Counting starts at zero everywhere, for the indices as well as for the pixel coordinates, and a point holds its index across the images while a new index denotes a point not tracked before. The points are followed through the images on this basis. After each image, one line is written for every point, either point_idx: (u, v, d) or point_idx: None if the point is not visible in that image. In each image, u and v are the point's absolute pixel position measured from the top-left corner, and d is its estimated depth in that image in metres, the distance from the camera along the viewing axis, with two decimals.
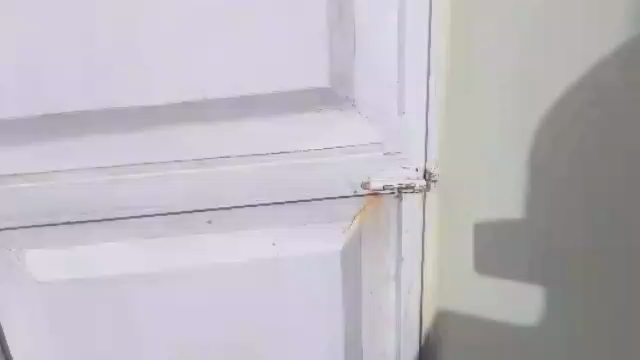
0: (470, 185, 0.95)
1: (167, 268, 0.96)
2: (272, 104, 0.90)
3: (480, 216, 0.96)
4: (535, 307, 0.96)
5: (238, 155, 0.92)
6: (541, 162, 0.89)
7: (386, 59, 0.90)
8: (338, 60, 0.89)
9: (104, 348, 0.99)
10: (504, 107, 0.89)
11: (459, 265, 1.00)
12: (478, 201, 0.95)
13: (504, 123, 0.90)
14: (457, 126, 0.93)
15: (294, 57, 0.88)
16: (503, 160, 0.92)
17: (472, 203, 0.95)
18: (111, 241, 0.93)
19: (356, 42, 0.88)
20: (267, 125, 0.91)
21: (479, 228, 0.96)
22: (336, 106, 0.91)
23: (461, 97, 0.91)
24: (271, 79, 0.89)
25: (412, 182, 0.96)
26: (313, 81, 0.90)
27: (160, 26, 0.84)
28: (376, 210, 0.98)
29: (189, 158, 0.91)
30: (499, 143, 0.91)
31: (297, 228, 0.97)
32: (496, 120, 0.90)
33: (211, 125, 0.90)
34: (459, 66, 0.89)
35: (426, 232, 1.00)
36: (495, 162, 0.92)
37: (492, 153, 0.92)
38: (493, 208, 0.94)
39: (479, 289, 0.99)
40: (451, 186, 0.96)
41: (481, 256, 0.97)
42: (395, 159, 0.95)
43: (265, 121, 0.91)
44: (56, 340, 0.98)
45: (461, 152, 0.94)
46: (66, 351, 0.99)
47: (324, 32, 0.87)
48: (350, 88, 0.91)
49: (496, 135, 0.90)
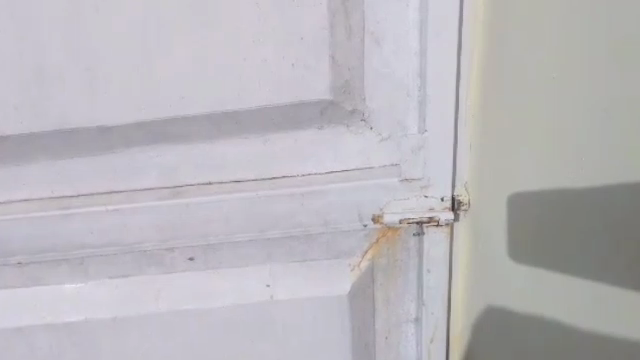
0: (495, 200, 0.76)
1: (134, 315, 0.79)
2: (262, 119, 0.73)
3: (523, 222, 0.75)
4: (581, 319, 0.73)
5: (222, 181, 0.76)
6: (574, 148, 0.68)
7: (405, 62, 0.71)
8: (344, 64, 0.71)
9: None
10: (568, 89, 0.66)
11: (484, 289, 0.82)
12: (529, 210, 0.74)
13: (569, 113, 0.67)
14: (490, 132, 0.75)
15: (286, 61, 0.70)
16: (570, 158, 0.69)
17: (513, 208, 0.75)
18: (78, 285, 0.79)
19: (365, 40, 0.70)
20: (257, 145, 0.74)
21: (520, 236, 0.76)
22: (341, 122, 0.74)
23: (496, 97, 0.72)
24: (259, 90, 0.71)
25: (437, 214, 0.77)
26: (313, 91, 0.72)
27: (116, 28, 0.67)
28: (392, 246, 0.80)
29: (164, 185, 0.75)
30: (561, 136, 0.69)
31: (294, 266, 0.81)
32: (555, 110, 0.68)
33: (187, 145, 0.74)
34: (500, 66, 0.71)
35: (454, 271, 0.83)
36: (550, 161, 0.70)
37: (553, 147, 0.70)
38: (549, 215, 0.72)
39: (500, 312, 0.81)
40: (484, 203, 0.78)
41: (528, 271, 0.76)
42: (415, 187, 0.76)
43: (253, 141, 0.74)
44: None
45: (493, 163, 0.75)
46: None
47: (325, 29, 0.69)
48: (359, 98, 0.73)
49: (558, 127, 0.69)
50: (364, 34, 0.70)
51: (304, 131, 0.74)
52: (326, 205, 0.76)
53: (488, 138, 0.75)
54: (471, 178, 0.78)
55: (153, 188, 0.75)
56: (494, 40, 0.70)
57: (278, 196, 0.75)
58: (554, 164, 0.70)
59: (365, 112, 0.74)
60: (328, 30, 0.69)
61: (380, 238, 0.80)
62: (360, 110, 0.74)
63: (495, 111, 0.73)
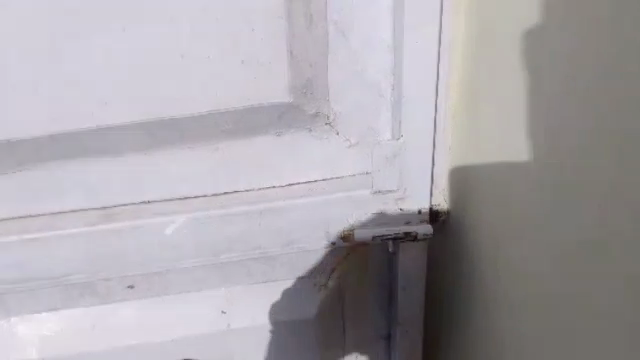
0: (457, 222, 0.68)
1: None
2: (208, 127, 0.61)
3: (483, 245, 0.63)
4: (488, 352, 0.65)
5: (164, 199, 0.65)
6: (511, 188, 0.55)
7: (377, 56, 0.61)
8: (304, 60, 0.59)
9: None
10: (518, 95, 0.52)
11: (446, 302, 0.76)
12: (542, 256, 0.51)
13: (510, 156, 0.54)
14: (462, 148, 0.64)
15: (234, 58, 0.57)
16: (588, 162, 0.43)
17: (484, 230, 0.62)
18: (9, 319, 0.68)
19: (329, 32, 0.59)
20: (205, 155, 0.63)
21: (490, 260, 0.62)
22: (303, 127, 0.63)
23: (469, 112, 0.62)
24: (203, 93, 0.59)
25: (414, 228, 0.67)
26: (270, 92, 0.60)
27: (14, 21, 0.53)
28: (361, 261, 0.72)
29: (92, 206, 0.64)
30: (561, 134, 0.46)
31: (253, 287, 0.72)
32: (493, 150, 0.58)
33: (118, 157, 0.62)
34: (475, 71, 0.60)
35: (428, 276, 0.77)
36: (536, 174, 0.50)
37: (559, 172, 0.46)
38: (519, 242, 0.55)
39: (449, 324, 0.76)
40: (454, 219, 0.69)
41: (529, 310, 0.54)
42: (390, 199, 0.67)
43: (201, 149, 0.63)
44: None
45: (457, 181, 0.66)
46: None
47: (283, 20, 0.57)
48: (323, 100, 0.62)
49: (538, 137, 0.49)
50: (327, 24, 0.58)
51: (259, 138, 0.63)
52: (287, 223, 0.66)
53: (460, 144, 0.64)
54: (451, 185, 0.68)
55: (82, 209, 0.64)
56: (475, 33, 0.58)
57: (232, 216, 0.65)
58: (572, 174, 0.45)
59: (330, 115, 0.63)
60: (284, 20, 0.57)
61: (349, 254, 0.71)
62: (323, 113, 0.63)
63: (465, 117, 0.63)
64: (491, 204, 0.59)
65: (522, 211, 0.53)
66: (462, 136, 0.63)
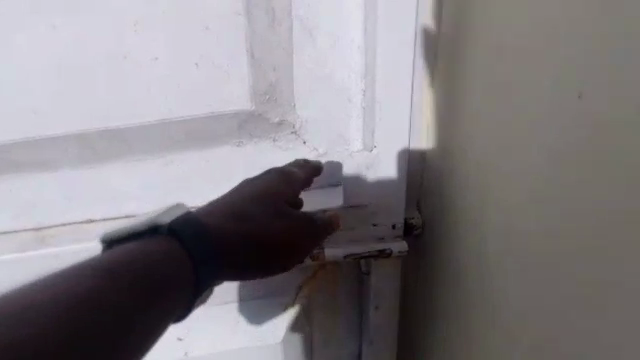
0: (428, 228, 0.64)
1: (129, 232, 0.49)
2: (158, 139, 0.55)
3: (465, 241, 0.54)
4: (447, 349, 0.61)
5: (113, 217, 0.59)
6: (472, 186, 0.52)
7: (348, 58, 0.55)
8: (266, 63, 0.53)
9: (90, 280, 0.39)
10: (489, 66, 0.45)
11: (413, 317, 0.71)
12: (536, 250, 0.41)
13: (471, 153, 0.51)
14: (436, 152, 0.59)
15: (185, 60, 0.50)
16: (583, 102, 0.34)
17: (467, 224, 0.53)
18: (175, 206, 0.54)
19: (293, 32, 0.52)
20: (155, 167, 0.57)
21: (472, 255, 0.53)
22: (267, 137, 0.58)
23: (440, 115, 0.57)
24: (147, 98, 0.51)
25: (388, 245, 0.62)
26: (226, 99, 0.53)
27: None
28: (330, 278, 0.67)
29: (30, 223, 0.58)
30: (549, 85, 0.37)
31: (213, 307, 0.66)
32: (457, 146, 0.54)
33: (56, 171, 0.55)
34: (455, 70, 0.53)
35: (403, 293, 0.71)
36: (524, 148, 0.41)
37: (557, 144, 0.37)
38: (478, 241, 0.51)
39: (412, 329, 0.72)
40: (429, 230, 0.64)
41: (491, 297, 0.49)
42: (361, 213, 0.61)
43: (150, 162, 0.56)
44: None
45: (429, 182, 0.62)
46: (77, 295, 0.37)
47: (239, 20, 0.50)
48: (288, 107, 0.56)
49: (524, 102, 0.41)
50: (292, 22, 0.52)
51: (217, 150, 0.57)
52: None
53: (440, 149, 0.58)
54: (428, 195, 0.63)
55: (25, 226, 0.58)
56: (454, 31, 0.52)
57: None
58: (556, 133, 0.37)
59: (296, 124, 0.58)
60: (242, 16, 0.49)
61: (316, 272, 0.66)
62: (289, 122, 0.57)
63: (444, 115, 0.56)
64: (472, 191, 0.51)
65: (488, 205, 0.48)
66: (442, 138, 0.57)
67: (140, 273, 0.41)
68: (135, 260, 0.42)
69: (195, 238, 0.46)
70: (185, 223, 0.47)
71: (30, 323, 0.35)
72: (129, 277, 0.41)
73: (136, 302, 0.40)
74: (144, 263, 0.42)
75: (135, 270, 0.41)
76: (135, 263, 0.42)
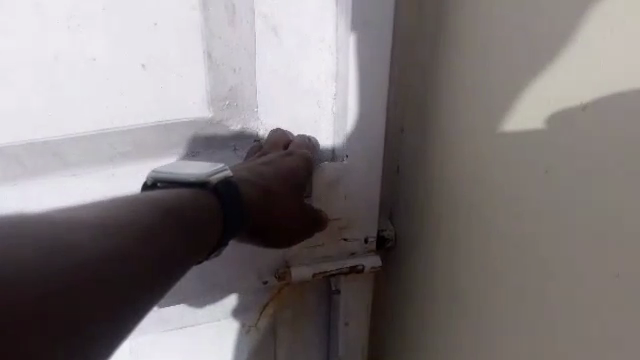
0: (400, 242, 0.59)
1: (183, 181, 0.44)
2: (99, 151, 0.47)
3: (456, 254, 0.49)
4: (421, 348, 0.57)
5: None
6: (457, 188, 0.47)
7: (318, 59, 0.49)
8: (225, 64, 0.46)
9: (145, 209, 0.39)
10: (487, 57, 0.41)
11: (383, 331, 0.67)
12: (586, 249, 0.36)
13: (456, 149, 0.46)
14: (408, 161, 0.54)
15: (130, 62, 0.43)
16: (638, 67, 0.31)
17: (461, 234, 0.47)
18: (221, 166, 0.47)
19: (256, 30, 0.46)
20: (94, 186, 0.48)
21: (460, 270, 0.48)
22: (226, 146, 0.51)
23: (415, 119, 0.52)
24: (88, 106, 0.44)
25: (360, 261, 0.57)
26: (180, 105, 0.46)
27: None
28: (297, 297, 0.61)
29: None
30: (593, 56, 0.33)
31: (166, 334, 0.59)
32: (436, 141, 0.49)
33: None
34: (435, 74, 0.48)
35: (375, 307, 0.67)
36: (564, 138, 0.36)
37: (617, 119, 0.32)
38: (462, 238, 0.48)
39: (379, 342, 0.68)
40: (399, 245, 0.59)
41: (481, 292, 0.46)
42: (331, 228, 0.56)
43: (88, 179, 0.48)
44: (48, 235, 0.33)
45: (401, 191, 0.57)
46: (142, 214, 0.39)
47: (194, 14, 0.43)
48: (249, 113, 0.50)
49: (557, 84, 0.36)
50: (255, 17, 0.46)
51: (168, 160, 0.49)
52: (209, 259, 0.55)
53: (415, 161, 0.53)
54: (402, 207, 0.57)
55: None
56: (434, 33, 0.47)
57: None
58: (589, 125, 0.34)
59: (259, 131, 0.52)
60: (198, 12, 0.43)
61: (281, 292, 0.60)
62: (252, 130, 0.52)
63: (424, 116, 0.50)
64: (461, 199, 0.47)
65: (483, 211, 0.44)
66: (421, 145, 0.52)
67: (180, 222, 0.41)
68: (177, 204, 0.42)
69: (231, 194, 0.46)
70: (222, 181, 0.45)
71: (96, 242, 0.35)
72: (171, 222, 0.40)
73: (167, 248, 0.39)
74: (183, 213, 0.41)
75: (176, 216, 0.41)
76: (176, 209, 0.41)
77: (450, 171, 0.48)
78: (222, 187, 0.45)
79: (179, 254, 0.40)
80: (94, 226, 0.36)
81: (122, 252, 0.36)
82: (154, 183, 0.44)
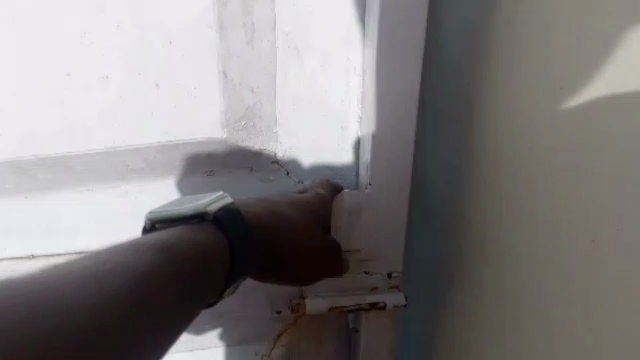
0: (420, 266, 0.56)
1: (177, 215, 0.40)
2: (111, 167, 0.46)
3: (478, 292, 0.45)
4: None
5: (58, 255, 0.49)
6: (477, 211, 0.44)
7: (342, 80, 0.46)
8: (242, 83, 0.44)
9: (148, 250, 0.35)
10: (496, 67, 0.39)
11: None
12: (581, 270, 0.32)
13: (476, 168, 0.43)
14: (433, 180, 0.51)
15: (143, 79, 0.41)
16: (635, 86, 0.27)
17: (480, 263, 0.44)
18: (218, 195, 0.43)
19: (277, 49, 0.44)
20: (108, 200, 0.48)
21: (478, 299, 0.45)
22: (242, 166, 0.49)
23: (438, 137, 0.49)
24: (100, 123, 0.42)
25: (382, 297, 0.53)
26: (193, 122, 0.44)
27: None
28: (313, 329, 0.58)
29: None
30: (570, 45, 0.31)
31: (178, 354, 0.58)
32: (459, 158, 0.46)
33: None
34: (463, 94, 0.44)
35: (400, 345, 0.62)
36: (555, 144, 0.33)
37: (599, 121, 0.30)
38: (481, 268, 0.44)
39: None
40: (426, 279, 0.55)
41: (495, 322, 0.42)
42: (351, 261, 0.52)
43: (102, 193, 0.47)
44: (48, 287, 0.30)
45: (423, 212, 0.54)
46: (144, 259, 0.35)
47: (210, 32, 0.41)
48: (267, 133, 0.47)
49: (539, 87, 0.34)
50: (276, 35, 0.43)
51: (184, 180, 0.48)
52: None
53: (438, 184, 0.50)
54: (423, 229, 0.54)
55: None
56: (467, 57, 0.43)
57: None
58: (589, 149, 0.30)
59: (277, 153, 0.48)
60: (214, 30, 0.41)
61: (297, 323, 0.57)
62: (269, 151, 0.48)
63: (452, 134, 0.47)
64: (480, 227, 0.43)
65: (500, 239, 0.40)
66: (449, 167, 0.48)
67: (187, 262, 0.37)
68: (183, 243, 0.38)
69: (237, 224, 0.42)
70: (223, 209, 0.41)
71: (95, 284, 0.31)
72: (178, 262, 0.36)
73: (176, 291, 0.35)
74: (189, 251, 0.37)
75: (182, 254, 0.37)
76: (179, 249, 0.37)
77: (472, 193, 0.44)
78: (227, 216, 0.41)
79: (189, 294, 0.36)
80: (99, 274, 0.32)
81: (129, 295, 0.32)
82: (153, 225, 0.40)
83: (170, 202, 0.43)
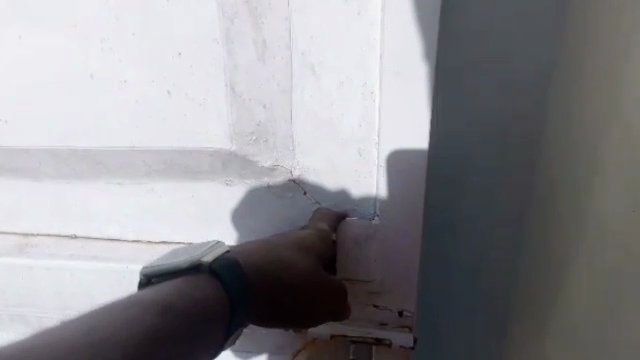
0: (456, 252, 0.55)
1: (176, 270, 0.33)
2: (134, 166, 0.49)
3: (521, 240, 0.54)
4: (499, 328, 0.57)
5: (93, 237, 0.54)
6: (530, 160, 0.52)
7: (360, 103, 0.44)
8: (252, 99, 0.44)
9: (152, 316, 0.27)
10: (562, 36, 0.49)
11: None
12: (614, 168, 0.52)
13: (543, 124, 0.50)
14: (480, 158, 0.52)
15: (157, 86, 0.43)
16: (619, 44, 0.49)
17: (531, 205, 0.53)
18: (213, 243, 0.36)
19: (291, 66, 0.43)
20: (137, 194, 0.51)
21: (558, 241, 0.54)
22: (259, 178, 0.49)
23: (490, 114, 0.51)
24: (117, 125, 0.45)
25: (387, 335, 0.50)
26: (204, 131, 0.45)
27: None
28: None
29: (14, 230, 0.55)
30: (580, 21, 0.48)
31: None
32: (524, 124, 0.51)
33: (36, 182, 0.51)
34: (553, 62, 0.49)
35: None
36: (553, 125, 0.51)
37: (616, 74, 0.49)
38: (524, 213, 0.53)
39: None
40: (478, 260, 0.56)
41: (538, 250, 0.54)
42: (359, 291, 0.50)
43: (132, 188, 0.51)
44: None
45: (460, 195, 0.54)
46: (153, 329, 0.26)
47: (219, 44, 0.42)
48: (283, 149, 0.47)
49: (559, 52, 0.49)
50: (292, 53, 0.43)
51: (205, 185, 0.50)
52: None
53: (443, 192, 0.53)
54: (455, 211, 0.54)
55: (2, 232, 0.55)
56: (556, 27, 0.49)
57: None
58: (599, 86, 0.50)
59: (293, 171, 0.48)
60: (221, 44, 0.42)
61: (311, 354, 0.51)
62: (283, 168, 0.48)
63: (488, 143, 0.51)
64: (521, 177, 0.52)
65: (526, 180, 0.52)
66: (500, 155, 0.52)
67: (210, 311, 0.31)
68: (193, 296, 0.31)
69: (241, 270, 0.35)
70: (225, 261, 0.35)
71: None
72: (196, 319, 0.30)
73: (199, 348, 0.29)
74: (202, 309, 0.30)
75: (196, 305, 0.30)
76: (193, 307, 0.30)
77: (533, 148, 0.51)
78: (234, 266, 0.35)
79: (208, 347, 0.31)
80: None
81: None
82: (148, 280, 0.32)
83: (166, 251, 0.35)
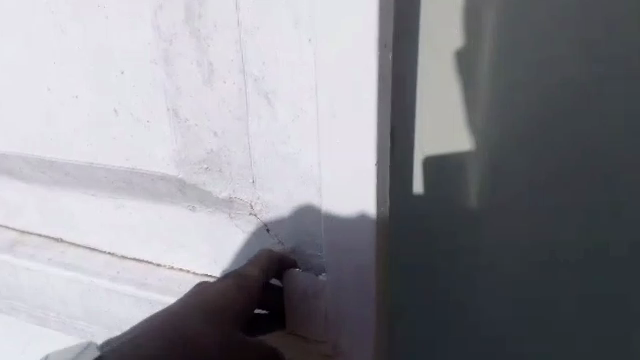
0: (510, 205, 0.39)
1: None
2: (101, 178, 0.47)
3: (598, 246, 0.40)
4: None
5: (75, 244, 0.54)
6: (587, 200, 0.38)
7: (316, 141, 0.38)
8: (198, 125, 0.41)
9: None
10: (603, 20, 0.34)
11: None
12: None
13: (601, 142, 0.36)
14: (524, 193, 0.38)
15: (103, 105, 0.42)
16: None
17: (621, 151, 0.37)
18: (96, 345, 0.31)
19: (242, 91, 0.39)
20: (107, 207, 0.50)
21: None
22: (223, 207, 0.44)
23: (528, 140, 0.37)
24: (73, 139, 0.45)
25: None
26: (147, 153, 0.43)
27: None
28: None
29: (14, 226, 0.57)
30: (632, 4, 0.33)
31: None
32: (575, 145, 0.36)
33: (29, 183, 0.53)
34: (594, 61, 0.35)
35: None
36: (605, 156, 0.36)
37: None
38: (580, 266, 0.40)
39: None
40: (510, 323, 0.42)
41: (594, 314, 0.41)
42: (312, 350, 0.43)
43: (103, 200, 0.49)
44: None
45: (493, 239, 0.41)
46: None
47: (159, 66, 0.40)
48: (244, 179, 0.42)
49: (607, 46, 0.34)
50: (244, 78, 0.38)
51: (169, 208, 0.47)
52: None
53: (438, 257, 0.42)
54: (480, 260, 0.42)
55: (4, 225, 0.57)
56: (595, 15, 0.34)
57: (119, 294, 0.49)
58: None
59: (254, 204, 0.43)
60: (159, 66, 0.40)
61: None
62: (243, 200, 0.43)
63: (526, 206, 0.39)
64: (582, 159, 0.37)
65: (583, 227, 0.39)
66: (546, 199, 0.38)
67: None
68: None
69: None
70: None
71: None
72: None
73: None
74: None
75: None
76: None
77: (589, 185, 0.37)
78: None
79: None
80: None
81: None
82: None
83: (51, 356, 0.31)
